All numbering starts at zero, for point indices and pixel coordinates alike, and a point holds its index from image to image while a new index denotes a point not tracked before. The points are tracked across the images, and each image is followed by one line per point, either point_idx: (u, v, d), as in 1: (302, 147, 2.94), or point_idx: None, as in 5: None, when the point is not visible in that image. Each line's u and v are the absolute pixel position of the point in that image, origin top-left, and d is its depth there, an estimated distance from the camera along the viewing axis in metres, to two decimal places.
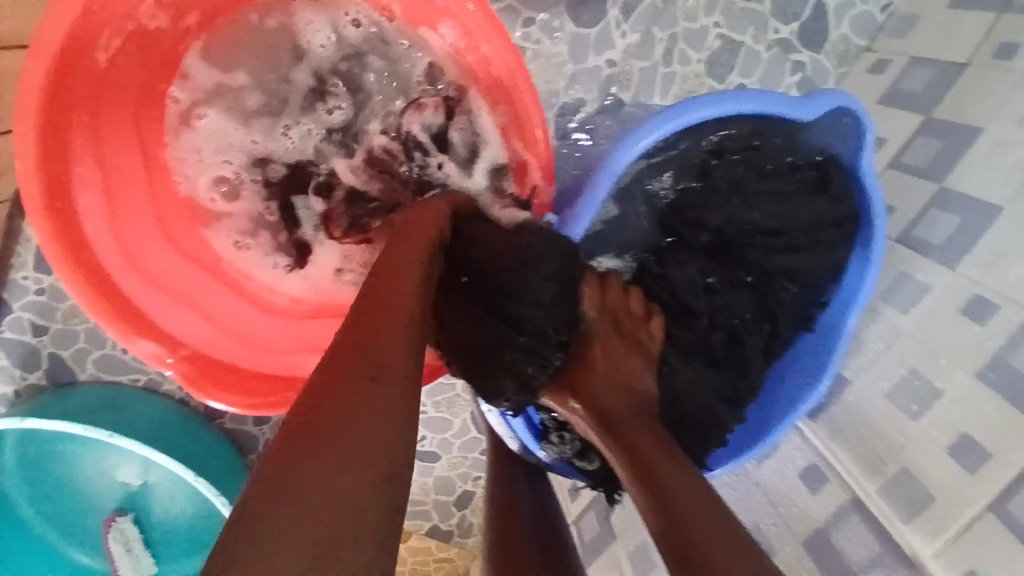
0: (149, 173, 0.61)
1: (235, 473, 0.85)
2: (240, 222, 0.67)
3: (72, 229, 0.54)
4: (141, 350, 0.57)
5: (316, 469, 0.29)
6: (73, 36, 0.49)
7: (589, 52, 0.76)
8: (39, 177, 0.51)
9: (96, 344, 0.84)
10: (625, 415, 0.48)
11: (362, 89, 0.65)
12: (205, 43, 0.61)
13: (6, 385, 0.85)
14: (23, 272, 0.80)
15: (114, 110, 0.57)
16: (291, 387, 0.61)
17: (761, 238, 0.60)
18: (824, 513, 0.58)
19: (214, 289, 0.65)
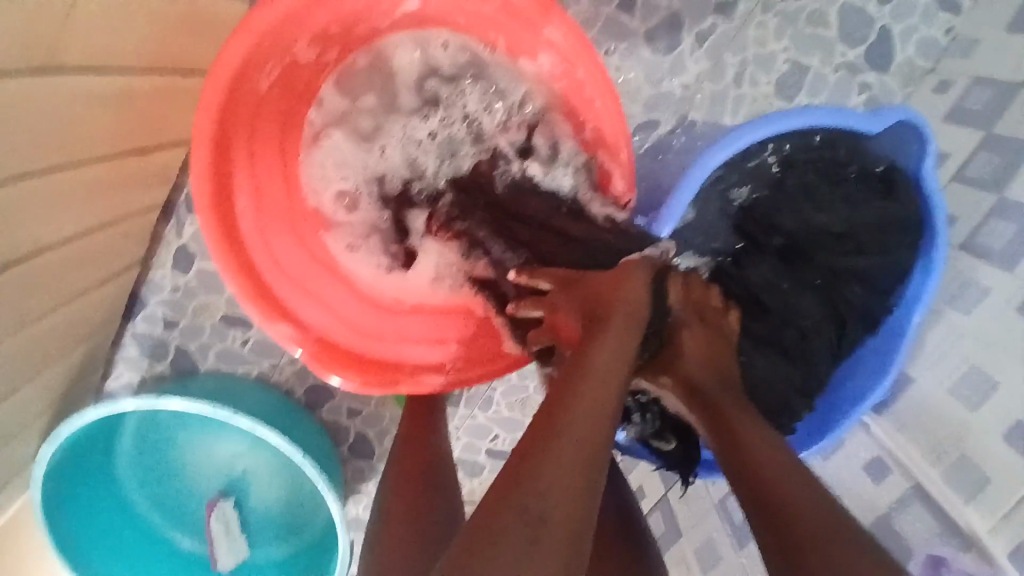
0: (286, 181, 0.72)
1: (331, 456, 0.95)
2: (354, 227, 0.77)
3: (230, 227, 0.65)
4: (280, 331, 0.68)
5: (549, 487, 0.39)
6: (244, 64, 0.60)
7: (664, 77, 0.84)
8: (210, 178, 0.62)
9: (217, 338, 0.96)
10: (712, 384, 0.55)
11: (464, 109, 0.73)
12: (336, 76, 0.71)
13: (135, 373, 0.98)
14: (161, 271, 0.92)
15: (264, 128, 0.67)
16: (399, 369, 0.72)
17: (831, 240, 0.66)
18: (889, 500, 0.63)
19: (331, 282, 0.75)
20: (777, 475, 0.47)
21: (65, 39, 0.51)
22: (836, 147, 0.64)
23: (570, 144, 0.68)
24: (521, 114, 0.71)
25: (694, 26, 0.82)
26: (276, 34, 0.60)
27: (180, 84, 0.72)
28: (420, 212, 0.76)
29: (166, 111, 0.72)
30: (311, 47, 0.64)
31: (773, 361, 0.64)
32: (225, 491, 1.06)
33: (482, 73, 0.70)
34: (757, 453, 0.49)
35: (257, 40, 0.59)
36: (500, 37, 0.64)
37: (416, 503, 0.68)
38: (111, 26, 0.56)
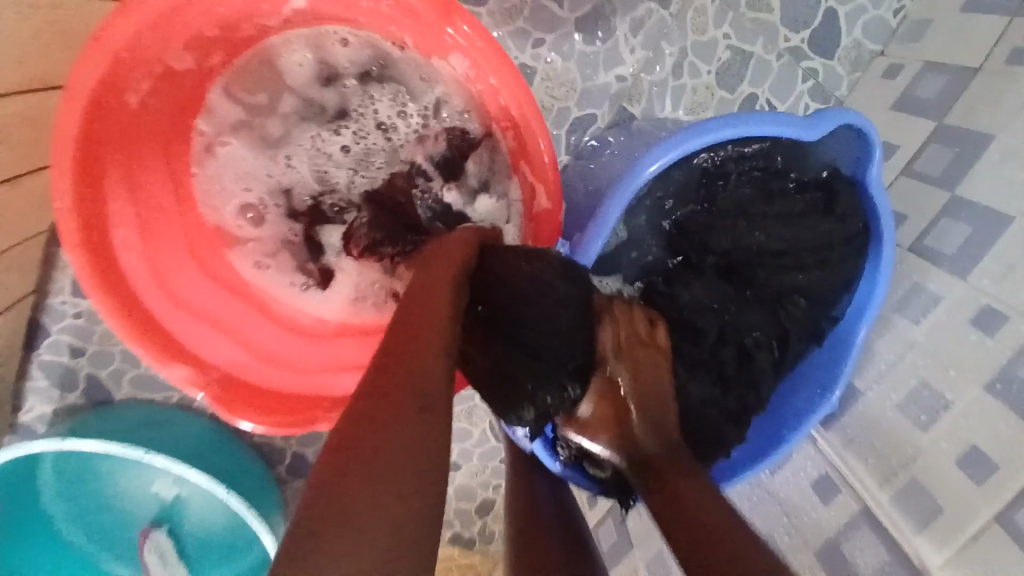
0: (179, 203, 0.65)
1: (264, 482, 0.89)
2: (260, 247, 0.70)
3: (109, 263, 0.58)
4: (177, 374, 0.60)
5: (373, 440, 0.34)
6: (103, 83, 0.52)
7: (598, 69, 0.77)
8: (77, 215, 0.55)
9: (132, 363, 0.88)
10: (648, 445, 0.50)
11: (377, 119, 0.67)
12: (225, 80, 0.63)
13: (47, 405, 0.89)
14: (61, 297, 0.84)
15: (144, 150, 0.60)
16: (318, 405, 0.65)
17: (770, 258, 0.61)
18: (838, 523, 0.58)
19: (240, 313, 0.68)
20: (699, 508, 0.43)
21: None
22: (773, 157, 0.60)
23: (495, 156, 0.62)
24: (442, 123, 0.65)
25: (627, 14, 0.76)
26: (136, 46, 0.52)
27: (44, 97, 0.64)
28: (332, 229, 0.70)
29: (31, 130, 0.64)
30: (186, 53, 0.57)
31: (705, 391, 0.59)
32: (158, 518, 1.00)
33: (391, 76, 0.64)
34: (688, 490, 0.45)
35: (113, 58, 0.51)
36: (407, 37, 0.58)
37: None
38: None
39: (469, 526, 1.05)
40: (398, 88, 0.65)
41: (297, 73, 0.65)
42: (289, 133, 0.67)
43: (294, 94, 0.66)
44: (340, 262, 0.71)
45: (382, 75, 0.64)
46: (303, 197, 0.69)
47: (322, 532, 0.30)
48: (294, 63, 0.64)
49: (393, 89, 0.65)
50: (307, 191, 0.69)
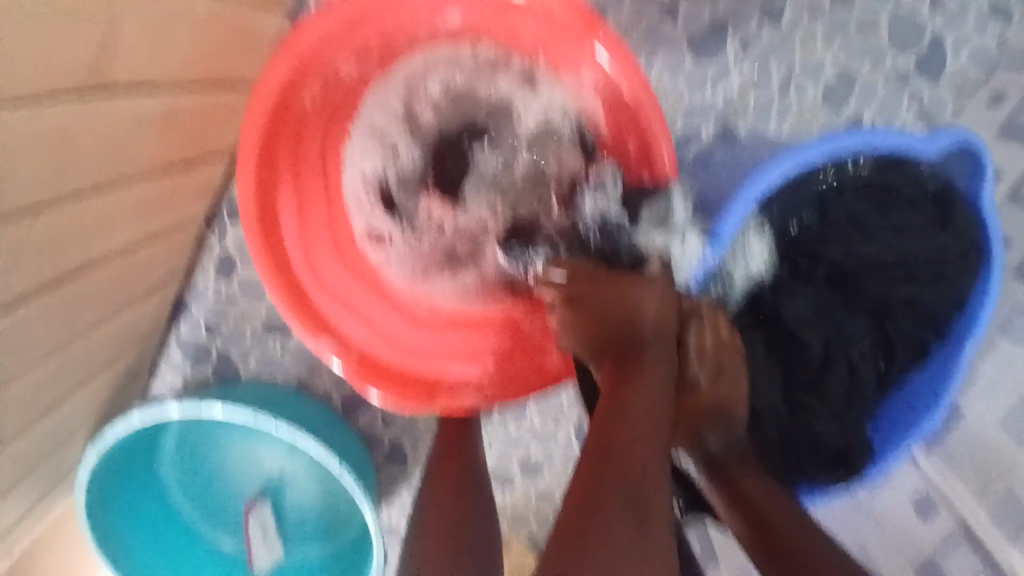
0: (328, 196, 0.73)
1: (366, 464, 0.95)
2: (400, 242, 0.76)
3: (274, 246, 0.67)
4: (322, 346, 0.68)
5: (620, 469, 0.45)
6: (286, 87, 0.62)
7: (706, 83, 0.80)
8: (255, 200, 0.64)
9: (257, 343, 0.97)
10: (732, 465, 0.62)
11: (523, 126, 0.73)
12: (374, 94, 0.72)
13: (178, 376, 1.00)
14: (205, 280, 0.95)
15: (310, 151, 0.70)
16: (438, 386, 0.72)
17: (883, 269, 0.65)
18: (937, 537, 0.64)
19: (374, 301, 0.75)
20: (773, 521, 0.57)
21: (106, 61, 0.53)
22: (872, 157, 0.62)
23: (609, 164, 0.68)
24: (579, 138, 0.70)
25: (738, 33, 0.80)
26: (318, 53, 0.62)
27: (218, 97, 0.74)
28: (437, 210, 0.75)
29: (206, 124, 0.75)
30: (353, 60, 0.67)
31: (775, 392, 0.66)
32: (262, 493, 1.08)
33: (528, 90, 0.72)
34: (767, 506, 0.58)
35: (300, 61, 0.61)
36: (541, 54, 0.67)
37: (457, 516, 0.68)
38: (150, 43, 0.58)
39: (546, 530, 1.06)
40: (540, 108, 0.72)
41: (429, 91, 0.73)
42: (422, 150, 0.74)
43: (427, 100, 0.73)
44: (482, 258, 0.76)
45: (522, 116, 0.73)
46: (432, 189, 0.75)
47: (582, 537, 0.41)
48: (434, 90, 0.73)
49: (533, 115, 0.72)
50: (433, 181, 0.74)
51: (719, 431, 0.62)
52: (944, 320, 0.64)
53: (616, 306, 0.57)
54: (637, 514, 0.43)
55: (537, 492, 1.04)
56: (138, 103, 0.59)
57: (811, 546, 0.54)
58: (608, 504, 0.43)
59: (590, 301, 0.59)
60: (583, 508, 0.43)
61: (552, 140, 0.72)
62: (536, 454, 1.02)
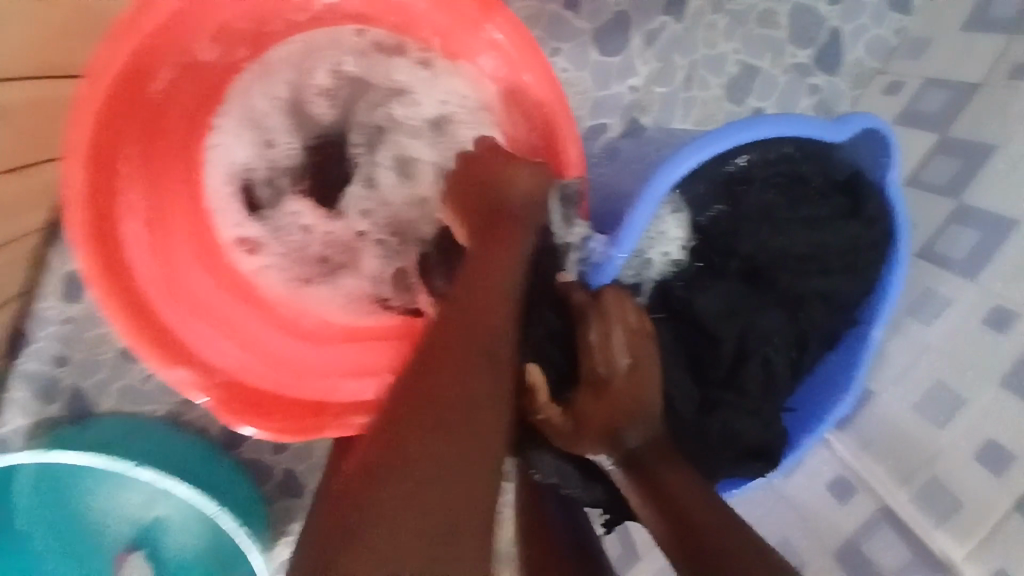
0: (188, 198, 0.63)
1: (255, 503, 0.84)
2: (274, 242, 0.67)
3: (114, 260, 0.56)
4: (178, 375, 0.57)
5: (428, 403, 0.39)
6: (131, 67, 0.52)
7: (612, 79, 0.77)
8: (88, 203, 0.53)
9: (120, 373, 0.84)
10: (652, 458, 0.51)
11: (395, 117, 0.65)
12: (247, 81, 0.63)
13: (27, 417, 0.83)
14: (48, 302, 0.81)
15: (164, 141, 0.59)
16: (325, 412, 0.62)
17: (794, 262, 0.62)
18: (855, 523, 0.61)
19: (250, 318, 0.65)
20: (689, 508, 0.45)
21: None
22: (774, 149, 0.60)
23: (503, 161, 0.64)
24: (473, 132, 0.64)
25: (641, 25, 0.76)
26: (166, 30, 0.52)
27: (51, 85, 0.62)
28: (308, 215, 0.67)
29: (38, 116, 0.62)
30: (214, 45, 0.58)
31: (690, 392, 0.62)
32: (136, 542, 0.92)
33: (417, 70, 0.63)
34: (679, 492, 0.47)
35: (146, 40, 0.51)
36: (435, 37, 0.60)
37: None
38: None
39: None
40: (436, 94, 0.64)
41: (317, 78, 0.65)
42: (303, 146, 0.66)
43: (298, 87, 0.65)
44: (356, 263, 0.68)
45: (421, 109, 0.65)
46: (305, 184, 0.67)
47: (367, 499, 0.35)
48: (322, 78, 0.65)
49: (431, 103, 0.64)
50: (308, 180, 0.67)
51: (622, 406, 0.52)
52: (854, 310, 0.63)
53: (494, 193, 0.53)
54: (451, 421, 0.38)
55: None
56: None
57: (740, 540, 0.42)
58: (418, 410, 0.39)
59: (475, 192, 0.54)
60: (393, 422, 0.39)
61: (450, 133, 0.65)
62: None
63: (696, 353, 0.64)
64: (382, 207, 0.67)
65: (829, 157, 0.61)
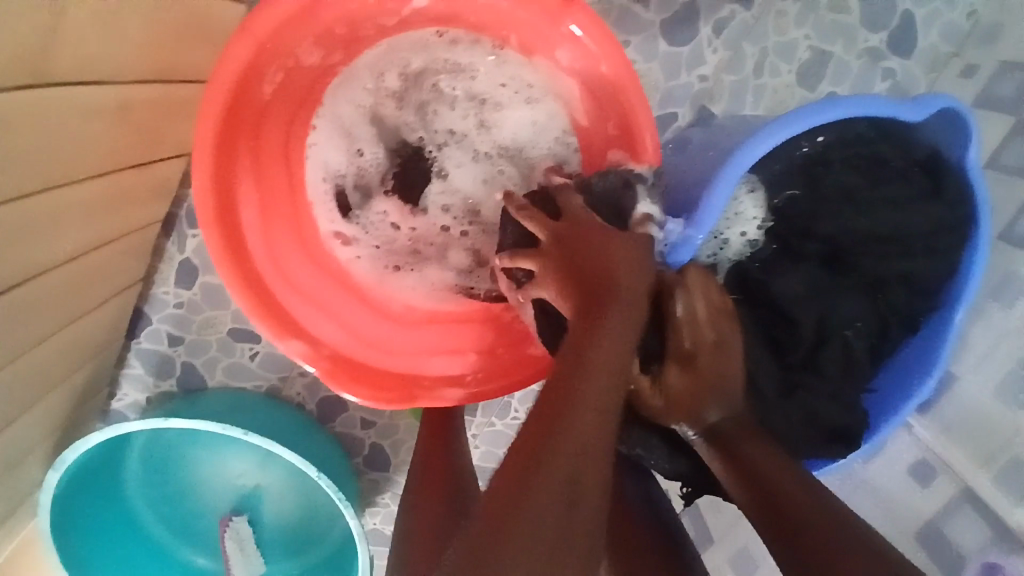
0: (293, 192, 0.69)
1: (344, 470, 0.91)
2: (368, 235, 0.73)
3: (236, 244, 0.63)
4: (291, 348, 0.65)
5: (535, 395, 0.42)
6: (243, 74, 0.57)
7: (682, 69, 0.79)
8: (213, 195, 0.60)
9: (225, 352, 0.93)
10: (732, 432, 0.54)
11: (481, 116, 0.70)
12: (336, 85, 0.67)
13: (140, 392, 0.94)
14: (164, 287, 0.90)
15: (271, 138, 0.65)
16: (416, 385, 0.68)
17: (875, 244, 0.63)
18: (934, 506, 0.62)
19: (347, 299, 0.71)
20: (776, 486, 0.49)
21: (52, 48, 0.48)
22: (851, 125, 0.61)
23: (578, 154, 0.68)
24: (552, 127, 0.69)
25: (709, 16, 0.77)
26: (273, 40, 0.58)
27: (173, 91, 0.70)
28: (395, 213, 0.73)
29: (161, 118, 0.70)
30: (315, 49, 0.62)
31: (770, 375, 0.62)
32: (237, 507, 1.00)
33: (490, 66, 0.67)
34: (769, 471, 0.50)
35: (257, 44, 0.57)
36: (514, 34, 0.64)
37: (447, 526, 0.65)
38: (102, 33, 0.53)
39: None
40: (497, 77, 0.68)
41: (386, 81, 0.68)
42: (387, 152, 0.71)
43: (386, 88, 0.69)
44: (445, 254, 0.73)
45: (501, 107, 0.69)
46: (390, 179, 0.71)
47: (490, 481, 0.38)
48: (391, 81, 0.68)
49: (491, 85, 0.68)
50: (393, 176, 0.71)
51: (710, 394, 0.55)
52: (937, 292, 0.63)
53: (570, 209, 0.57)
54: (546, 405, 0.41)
55: None
56: (90, 94, 0.55)
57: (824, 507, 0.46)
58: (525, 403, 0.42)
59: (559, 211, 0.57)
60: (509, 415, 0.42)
61: (527, 128, 0.69)
62: None
63: (777, 338, 0.64)
64: (456, 198, 0.72)
65: (905, 136, 0.62)
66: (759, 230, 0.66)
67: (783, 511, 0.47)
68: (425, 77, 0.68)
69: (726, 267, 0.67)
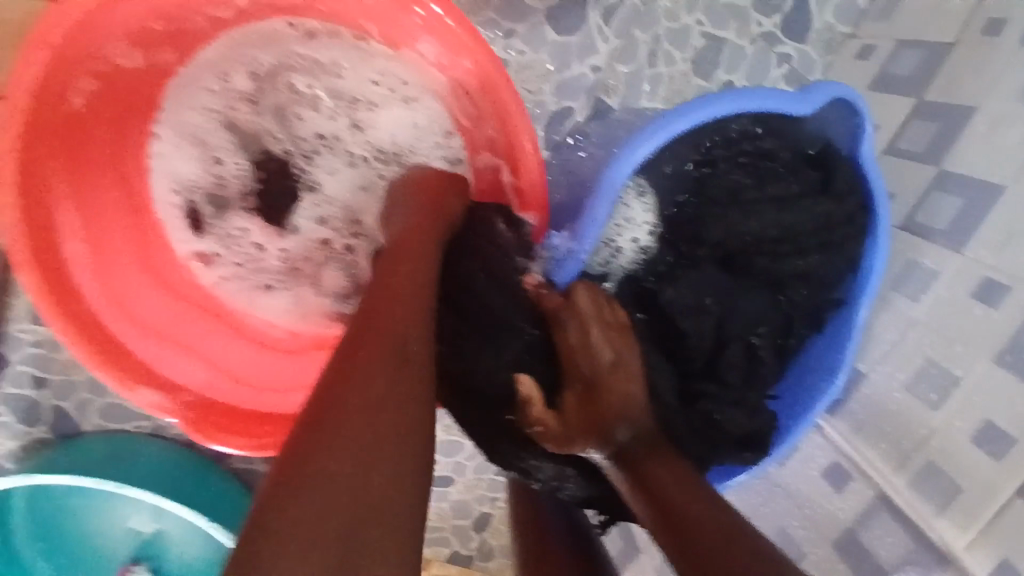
0: (138, 216, 0.61)
1: (248, 511, 0.83)
2: (231, 253, 0.65)
3: (60, 284, 0.54)
4: (141, 400, 0.56)
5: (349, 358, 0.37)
6: (44, 86, 0.49)
7: (573, 59, 0.73)
8: (19, 228, 0.50)
9: (100, 391, 0.83)
10: (634, 449, 0.48)
11: (354, 117, 0.64)
12: (181, 86, 0.60)
13: (12, 440, 0.82)
14: (20, 325, 0.79)
15: (96, 156, 0.57)
16: (296, 423, 0.60)
17: (769, 246, 0.60)
18: (853, 513, 0.59)
19: (215, 332, 0.64)
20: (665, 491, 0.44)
21: None
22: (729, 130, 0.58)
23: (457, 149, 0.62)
24: (430, 128, 0.63)
25: (599, 1, 0.72)
26: (80, 38, 0.49)
27: None
28: (261, 233, 0.65)
29: None
30: (134, 49, 0.54)
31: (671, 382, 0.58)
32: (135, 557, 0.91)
33: (358, 55, 0.61)
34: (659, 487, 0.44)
35: (56, 51, 0.48)
36: (372, 24, 0.57)
37: None
38: None
39: (466, 543, 0.98)
40: (365, 72, 0.61)
41: (235, 83, 0.61)
42: (252, 164, 0.63)
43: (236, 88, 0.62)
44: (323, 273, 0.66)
45: (375, 108, 0.63)
46: (252, 191, 0.63)
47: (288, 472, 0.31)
48: (242, 83, 0.62)
49: (362, 83, 0.62)
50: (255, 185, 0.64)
51: (609, 413, 0.49)
52: (834, 291, 0.60)
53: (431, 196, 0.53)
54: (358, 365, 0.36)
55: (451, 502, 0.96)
56: None
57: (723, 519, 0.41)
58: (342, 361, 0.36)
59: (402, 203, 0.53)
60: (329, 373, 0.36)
61: (404, 128, 0.63)
62: (444, 468, 0.95)
63: (675, 350, 0.60)
64: (334, 209, 0.65)
65: (794, 129, 0.59)
66: (650, 238, 0.62)
67: (679, 523, 0.41)
68: (278, 75, 0.62)
69: (618, 278, 0.62)
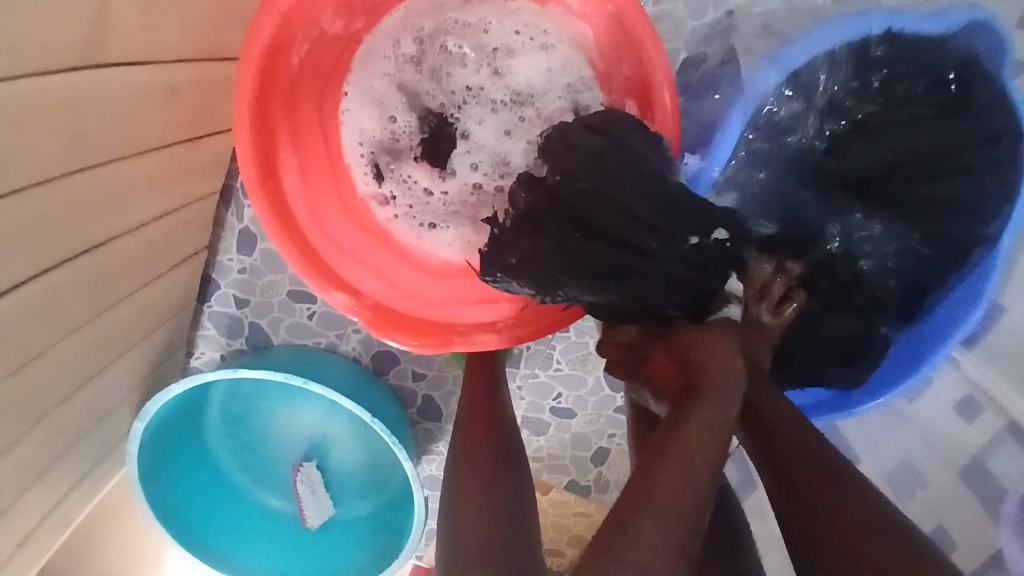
0: (330, 155, 0.74)
1: (400, 419, 0.98)
2: (403, 196, 0.77)
3: (281, 203, 0.67)
4: (336, 300, 0.69)
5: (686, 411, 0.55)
6: (275, 40, 0.61)
7: (707, 6, 0.76)
8: (254, 160, 0.64)
9: (286, 313, 1.00)
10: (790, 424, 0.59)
11: (494, 65, 0.72)
12: (365, 50, 0.72)
13: (216, 351, 1.03)
14: (228, 255, 0.97)
15: (304, 109, 0.70)
16: (452, 330, 0.71)
17: (908, 167, 0.63)
18: (979, 441, 0.62)
19: (387, 254, 0.76)
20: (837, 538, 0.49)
21: (104, 34, 0.54)
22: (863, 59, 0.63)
23: (585, 85, 0.70)
24: (566, 74, 0.70)
25: None
26: (302, 7, 0.62)
27: (216, 68, 0.75)
28: (426, 178, 0.76)
29: (210, 96, 0.77)
30: (337, 17, 0.66)
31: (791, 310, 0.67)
32: (307, 455, 1.09)
33: (504, 12, 0.71)
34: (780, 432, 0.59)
35: (281, 16, 0.60)
36: None
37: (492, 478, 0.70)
38: (148, 17, 0.59)
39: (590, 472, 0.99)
40: (512, 24, 0.71)
41: (403, 47, 0.72)
42: (418, 119, 0.74)
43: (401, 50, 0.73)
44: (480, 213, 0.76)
45: (515, 60, 0.71)
46: (418, 135, 0.75)
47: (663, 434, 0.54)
48: (408, 46, 0.72)
49: (505, 33, 0.71)
50: (423, 131, 0.74)
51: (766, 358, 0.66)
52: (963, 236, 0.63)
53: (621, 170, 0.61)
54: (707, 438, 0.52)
55: (572, 435, 1.06)
56: (141, 74, 0.62)
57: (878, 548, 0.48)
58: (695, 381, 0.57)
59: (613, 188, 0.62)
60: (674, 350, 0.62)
61: (542, 75, 0.71)
62: (567, 401, 1.03)
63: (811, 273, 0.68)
64: (483, 154, 0.74)
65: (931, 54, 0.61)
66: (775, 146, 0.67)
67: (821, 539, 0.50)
68: (437, 37, 0.72)
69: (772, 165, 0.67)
